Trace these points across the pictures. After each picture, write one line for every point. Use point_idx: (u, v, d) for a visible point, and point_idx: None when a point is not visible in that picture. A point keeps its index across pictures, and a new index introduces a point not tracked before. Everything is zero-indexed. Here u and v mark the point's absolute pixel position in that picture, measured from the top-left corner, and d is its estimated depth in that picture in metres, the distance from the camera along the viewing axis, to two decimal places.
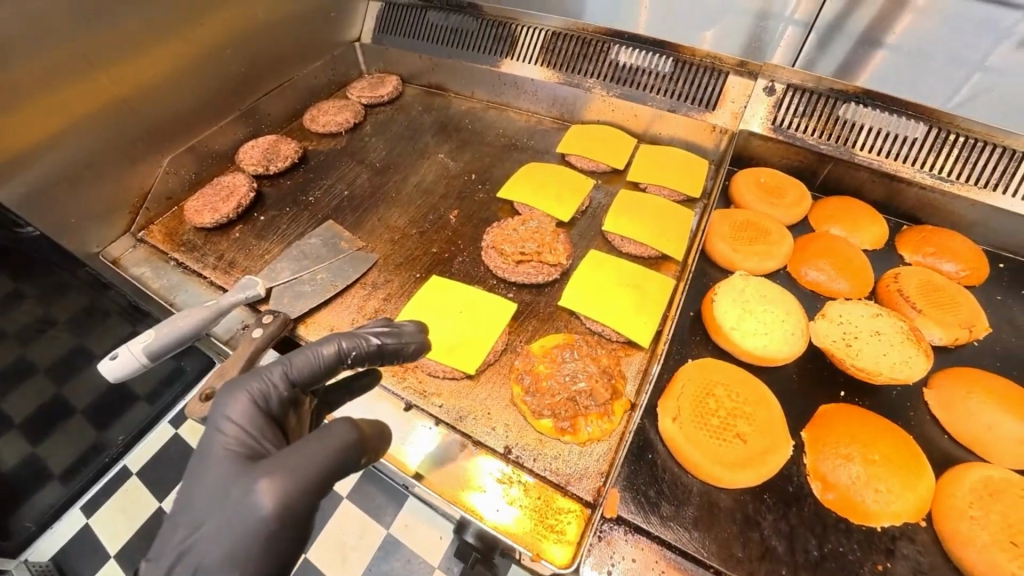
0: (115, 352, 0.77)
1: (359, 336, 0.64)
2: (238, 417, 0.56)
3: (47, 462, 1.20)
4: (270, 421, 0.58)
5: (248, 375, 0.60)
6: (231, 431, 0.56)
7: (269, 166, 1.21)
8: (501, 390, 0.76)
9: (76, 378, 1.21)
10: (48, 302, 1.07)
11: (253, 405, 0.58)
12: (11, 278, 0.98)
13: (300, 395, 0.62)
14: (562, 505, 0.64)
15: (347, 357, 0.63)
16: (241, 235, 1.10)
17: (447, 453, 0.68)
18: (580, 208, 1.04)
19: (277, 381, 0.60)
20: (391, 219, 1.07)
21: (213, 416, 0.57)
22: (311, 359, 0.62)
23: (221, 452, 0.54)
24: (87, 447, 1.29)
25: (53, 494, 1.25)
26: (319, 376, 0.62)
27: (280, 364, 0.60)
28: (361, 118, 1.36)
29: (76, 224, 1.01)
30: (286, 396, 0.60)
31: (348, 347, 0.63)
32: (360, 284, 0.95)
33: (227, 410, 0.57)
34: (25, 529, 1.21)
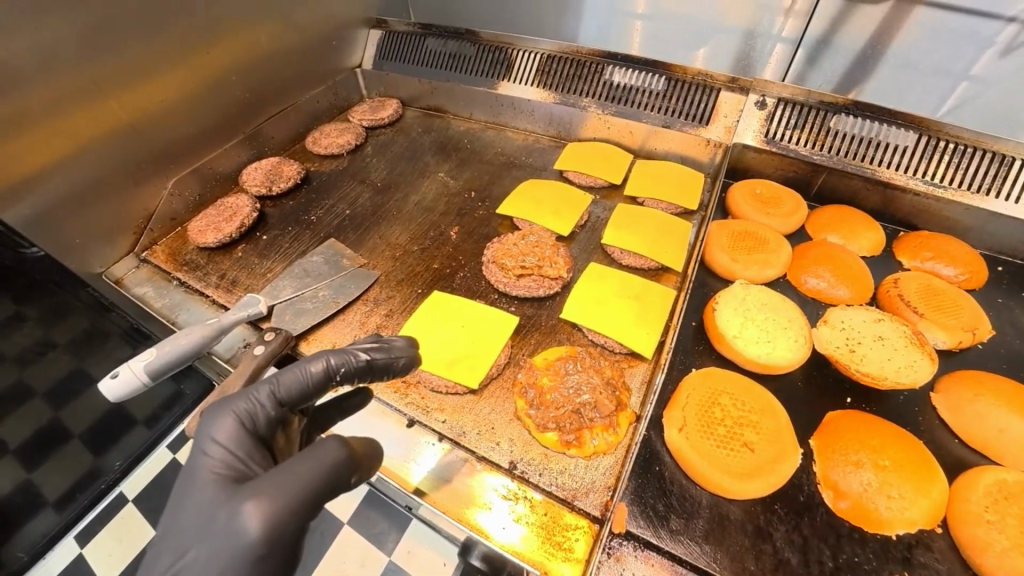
0: (115, 371, 0.77)
1: (347, 352, 0.64)
2: (226, 438, 0.56)
3: (43, 490, 1.19)
4: (257, 442, 0.58)
5: (235, 395, 0.60)
6: (217, 453, 0.55)
7: (272, 187, 1.22)
8: (504, 404, 0.75)
9: (76, 401, 1.20)
10: (48, 324, 1.04)
11: (240, 425, 0.58)
12: (13, 301, 0.96)
13: (288, 413, 0.62)
14: (568, 522, 0.63)
15: (335, 374, 0.62)
16: (243, 255, 1.11)
17: (450, 470, 0.68)
18: (579, 223, 1.05)
19: (264, 401, 0.60)
20: (393, 236, 1.08)
21: (200, 437, 0.57)
22: (299, 378, 0.61)
23: (207, 476, 0.54)
24: (84, 473, 1.28)
25: (47, 523, 1.23)
26: (307, 394, 0.62)
27: (268, 383, 0.60)
28: (362, 140, 1.39)
29: (79, 245, 1.03)
30: (273, 416, 0.60)
31: (336, 363, 0.62)
32: (361, 301, 0.95)
33: (214, 432, 0.57)
34: (18, 559, 1.19)
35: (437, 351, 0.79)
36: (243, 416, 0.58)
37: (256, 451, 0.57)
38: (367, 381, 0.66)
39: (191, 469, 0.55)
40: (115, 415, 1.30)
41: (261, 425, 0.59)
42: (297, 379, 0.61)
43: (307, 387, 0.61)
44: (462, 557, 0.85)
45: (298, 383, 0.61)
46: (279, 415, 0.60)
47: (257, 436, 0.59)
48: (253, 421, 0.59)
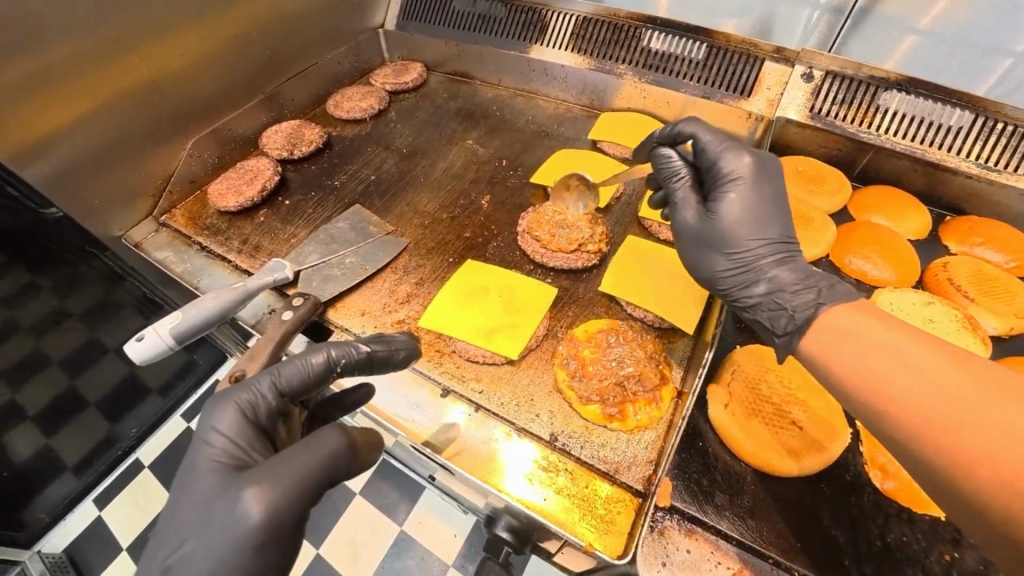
0: (142, 333, 0.76)
1: (349, 344, 0.61)
2: (225, 431, 0.54)
3: (60, 454, 1.19)
4: (258, 433, 0.55)
5: (235, 386, 0.57)
6: (218, 442, 0.53)
7: (294, 151, 1.18)
8: (544, 376, 0.73)
9: (90, 368, 1.19)
10: (63, 293, 1.05)
11: (241, 416, 0.55)
12: (27, 271, 0.97)
13: (290, 405, 0.59)
14: (609, 494, 0.61)
15: (336, 365, 0.60)
16: (265, 219, 1.08)
17: (482, 434, 0.67)
18: (615, 195, 1.01)
19: (265, 391, 0.57)
20: (421, 204, 1.05)
21: (201, 428, 0.54)
22: (301, 370, 0.58)
23: (207, 465, 0.52)
24: (99, 440, 1.28)
25: (66, 487, 1.23)
26: (308, 386, 0.59)
27: (269, 373, 0.57)
28: (386, 104, 1.34)
29: (100, 207, 1.00)
30: (274, 407, 0.57)
31: (337, 354, 0.60)
32: (391, 268, 0.92)
33: (214, 422, 0.54)
34: (40, 521, 1.20)
35: (475, 320, 0.77)
36: (242, 410, 0.55)
37: (255, 441, 0.55)
38: (368, 374, 0.63)
39: (189, 463, 0.53)
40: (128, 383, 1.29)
41: (260, 419, 0.56)
42: (298, 372, 0.58)
43: (309, 380, 0.59)
44: (486, 527, 0.84)
45: (300, 376, 0.58)
46: (278, 409, 0.57)
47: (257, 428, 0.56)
48: (253, 414, 0.56)
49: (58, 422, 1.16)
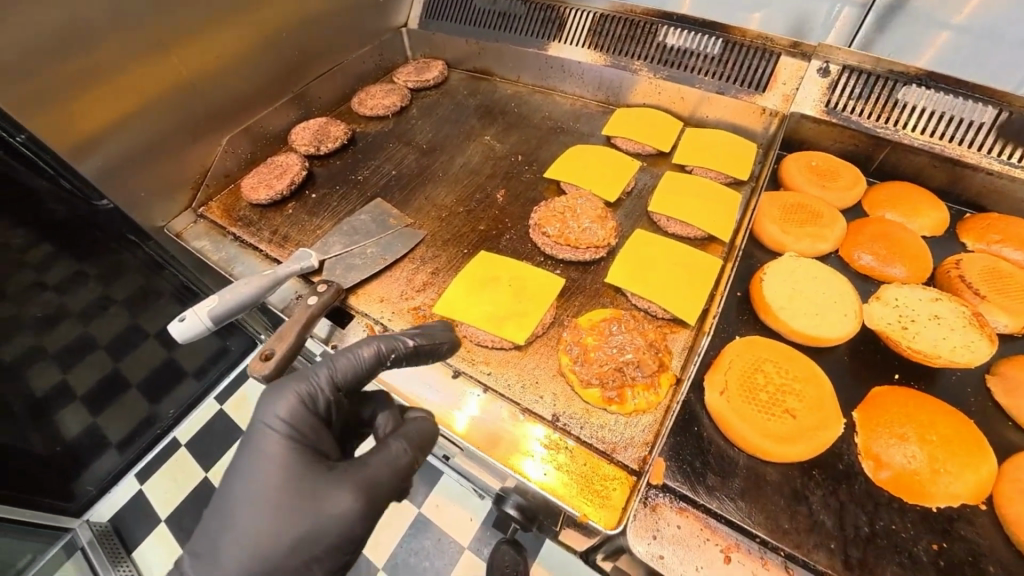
0: (183, 314, 0.83)
1: (396, 338, 0.66)
2: (293, 416, 0.59)
3: (105, 431, 1.30)
4: (317, 420, 0.60)
5: (294, 375, 0.62)
6: (279, 427, 0.58)
7: (320, 147, 1.25)
8: (548, 361, 0.77)
9: (132, 352, 1.31)
10: (108, 281, 1.17)
11: (301, 404, 0.60)
12: (77, 261, 1.09)
13: (343, 397, 0.64)
14: (607, 472, 0.65)
15: (386, 359, 0.65)
16: (294, 211, 1.15)
17: (495, 418, 0.71)
18: (625, 190, 1.04)
19: (323, 384, 0.62)
20: (438, 197, 1.10)
21: (263, 414, 0.59)
22: (354, 363, 0.64)
23: (273, 448, 0.56)
24: (139, 420, 1.39)
25: (110, 462, 1.34)
26: (358, 377, 0.64)
27: (327, 366, 0.63)
28: (407, 101, 1.39)
29: (144, 200, 1.08)
30: (331, 399, 0.62)
31: (386, 349, 0.65)
32: (408, 258, 0.97)
33: (276, 408, 0.59)
34: (87, 493, 1.31)
35: (487, 308, 0.81)
36: (303, 397, 0.60)
37: (317, 429, 0.60)
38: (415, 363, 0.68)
39: (257, 444, 0.57)
40: (166, 366, 1.41)
41: (319, 407, 0.61)
42: (351, 361, 0.64)
43: (360, 371, 0.64)
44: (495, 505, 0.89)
45: (353, 369, 0.64)
46: (335, 399, 0.63)
47: (319, 416, 0.61)
48: (312, 402, 0.61)
49: (102, 403, 1.28)
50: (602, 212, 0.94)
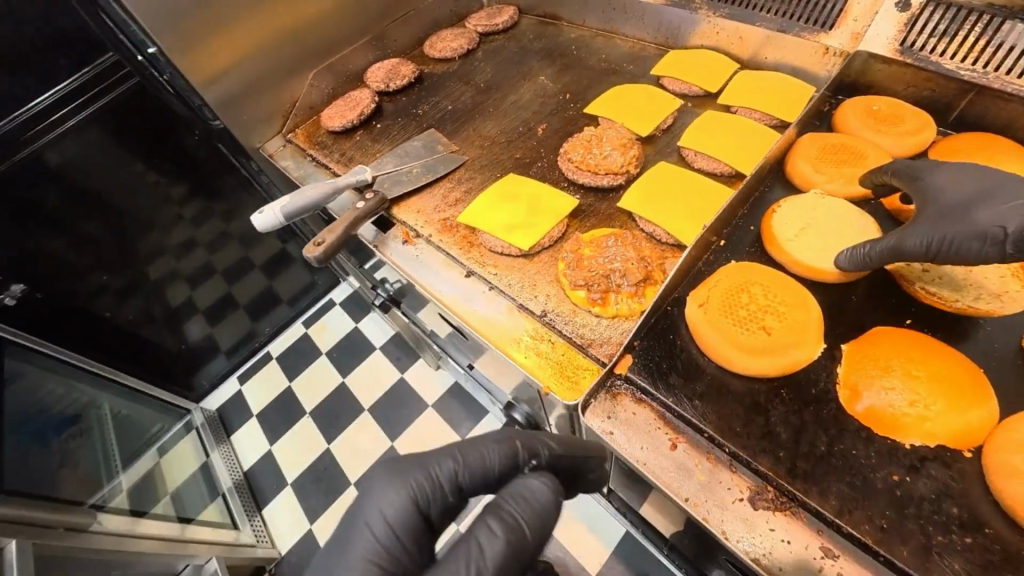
0: (263, 210, 1.00)
1: (535, 471, 0.65)
2: (406, 500, 0.61)
3: (219, 338, 1.78)
4: (423, 520, 0.61)
5: (414, 463, 0.63)
6: (389, 513, 0.60)
7: (389, 84, 1.37)
8: (548, 269, 0.83)
9: (240, 280, 1.75)
10: (227, 220, 1.59)
11: (415, 495, 0.62)
12: (209, 200, 1.51)
13: (459, 497, 0.65)
14: (580, 363, 0.72)
15: (519, 481, 0.64)
16: (360, 138, 1.29)
17: (493, 310, 0.80)
18: (661, 127, 1.06)
19: (443, 480, 0.63)
20: (485, 129, 1.18)
21: (373, 492, 0.61)
22: (473, 468, 0.64)
23: (375, 532, 0.59)
24: (244, 333, 1.85)
25: (221, 364, 1.83)
26: (474, 486, 0.64)
27: (454, 461, 0.64)
28: (475, 44, 1.47)
29: (248, 124, 1.29)
30: (446, 496, 0.63)
31: (523, 477, 0.64)
32: (447, 179, 1.07)
33: (389, 491, 0.61)
34: (203, 386, 1.81)
35: (501, 218, 0.89)
36: (420, 491, 0.61)
37: (424, 515, 0.62)
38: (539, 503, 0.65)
39: (400, 526, 0.59)
40: (265, 296, 1.85)
41: (438, 499, 0.62)
42: (477, 464, 0.64)
43: (475, 479, 0.64)
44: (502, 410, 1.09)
45: (473, 471, 0.64)
46: (450, 497, 0.63)
47: (427, 513, 0.62)
48: (426, 498, 0.62)
49: (218, 316, 1.75)
50: (627, 143, 0.97)
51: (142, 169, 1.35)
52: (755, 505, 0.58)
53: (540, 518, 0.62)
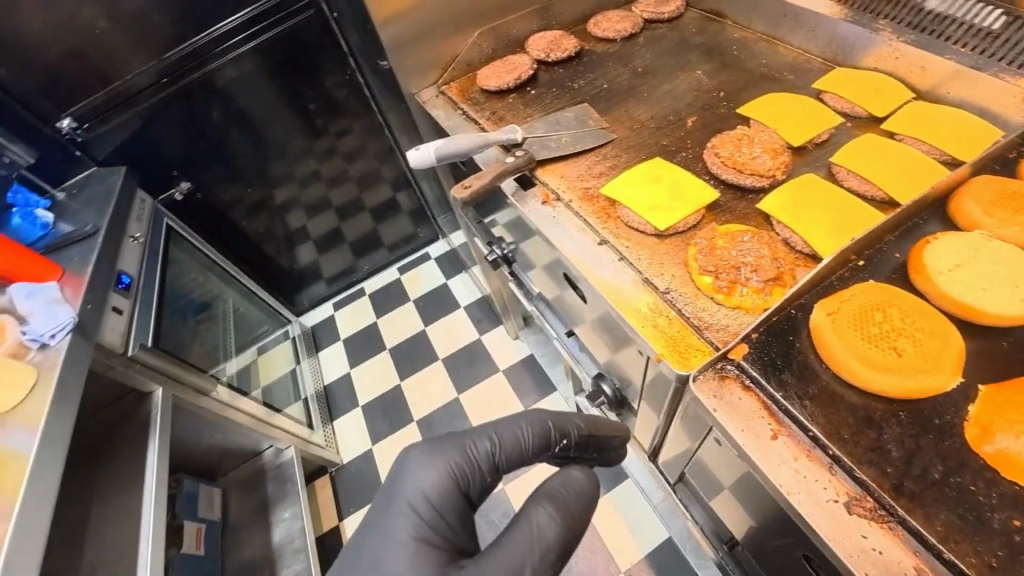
0: (418, 147, 1.09)
1: (563, 429, 0.95)
2: (458, 481, 0.83)
3: None
4: (463, 490, 0.83)
5: (453, 447, 0.85)
6: (436, 490, 0.81)
7: (549, 55, 1.45)
8: (677, 252, 0.87)
9: None
10: None
11: (456, 472, 0.83)
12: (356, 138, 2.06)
13: (497, 470, 0.87)
14: (693, 342, 0.76)
15: (551, 443, 0.92)
16: (514, 100, 1.38)
17: (620, 278, 0.86)
18: (812, 141, 1.04)
19: (481, 458, 0.86)
20: (636, 112, 1.22)
21: (419, 479, 0.81)
22: (504, 454, 0.87)
23: (427, 510, 0.79)
24: None
25: None
26: (504, 466, 0.87)
27: (490, 441, 0.87)
28: (638, 29, 1.50)
29: (408, 70, 1.45)
30: (486, 471, 0.85)
31: (554, 437, 0.93)
32: (594, 153, 1.12)
33: (435, 473, 0.82)
34: None
35: (642, 197, 0.94)
36: (460, 466, 0.84)
37: (474, 493, 0.84)
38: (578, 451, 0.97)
39: (453, 499, 0.81)
40: None
41: (484, 480, 0.85)
42: (511, 445, 0.88)
43: (507, 457, 0.87)
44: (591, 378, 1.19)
45: (507, 457, 0.87)
46: (489, 476, 0.86)
47: (472, 489, 0.85)
48: (471, 477, 0.84)
49: None
50: (778, 150, 0.98)
51: (231, 77, 2.06)
52: (850, 510, 0.59)
53: (580, 495, 0.87)
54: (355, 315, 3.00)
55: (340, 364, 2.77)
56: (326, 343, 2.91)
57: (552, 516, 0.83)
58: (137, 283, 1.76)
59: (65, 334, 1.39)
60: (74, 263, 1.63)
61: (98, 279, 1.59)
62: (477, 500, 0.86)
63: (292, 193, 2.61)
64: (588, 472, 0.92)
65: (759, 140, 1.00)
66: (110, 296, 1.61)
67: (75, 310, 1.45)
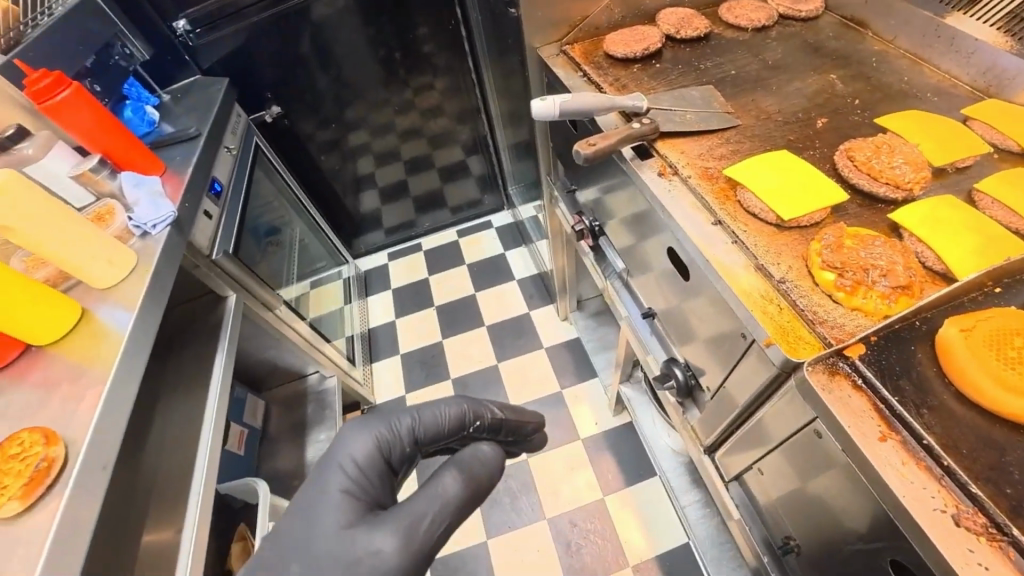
0: (543, 99, 1.10)
1: (483, 406, 1.03)
2: (377, 449, 0.93)
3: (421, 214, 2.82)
4: (380, 462, 0.92)
5: (374, 422, 0.95)
6: (351, 460, 0.90)
7: (680, 31, 1.42)
8: (797, 246, 0.85)
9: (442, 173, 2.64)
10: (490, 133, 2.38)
11: (373, 447, 0.93)
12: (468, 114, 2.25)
13: (414, 449, 0.97)
14: (804, 335, 0.74)
15: (469, 421, 1.01)
16: (638, 71, 1.36)
17: (733, 261, 0.85)
18: (954, 165, 0.98)
19: (401, 436, 0.95)
20: (763, 103, 1.19)
21: (341, 451, 0.91)
22: (422, 425, 0.97)
23: (339, 479, 0.88)
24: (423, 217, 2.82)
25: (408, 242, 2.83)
26: (421, 437, 0.97)
27: (408, 418, 0.97)
28: (771, 23, 1.45)
29: (536, 23, 1.45)
30: (402, 449, 0.95)
31: (471, 415, 1.01)
32: (717, 135, 1.11)
33: (353, 448, 0.91)
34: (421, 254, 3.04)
35: (766, 185, 0.93)
36: (381, 439, 0.94)
37: (392, 458, 0.94)
38: (496, 428, 1.05)
39: (370, 462, 0.91)
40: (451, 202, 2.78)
41: (399, 448, 0.95)
42: (429, 420, 0.98)
43: (425, 429, 0.97)
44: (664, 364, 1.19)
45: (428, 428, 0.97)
46: (406, 447, 0.96)
47: (392, 457, 0.94)
48: (392, 445, 0.94)
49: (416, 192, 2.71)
50: (920, 163, 0.93)
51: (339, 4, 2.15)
52: (958, 522, 0.57)
53: (488, 470, 0.92)
54: (410, 267, 3.07)
55: (388, 310, 2.87)
56: (378, 288, 3.01)
57: (456, 481, 0.88)
58: (227, 190, 1.85)
59: (162, 228, 1.45)
60: (178, 160, 1.71)
61: (198, 178, 1.67)
62: (398, 467, 0.96)
63: (367, 140, 2.73)
64: (497, 447, 0.96)
65: (900, 149, 0.95)
66: (205, 198, 1.69)
67: (175, 205, 1.52)
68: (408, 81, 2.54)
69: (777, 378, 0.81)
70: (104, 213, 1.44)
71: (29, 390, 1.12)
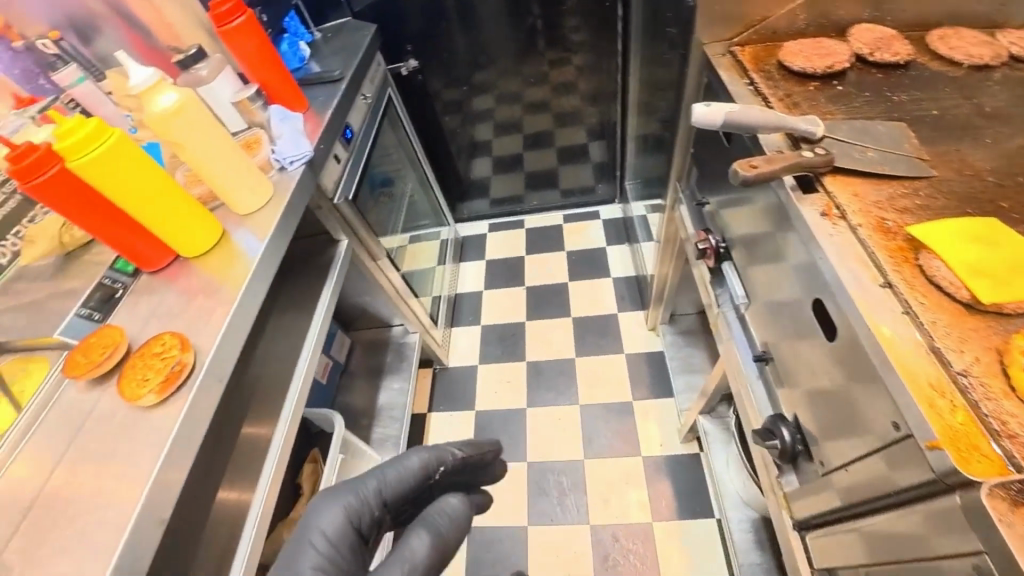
0: (706, 105, 1.00)
1: (445, 452, 1.14)
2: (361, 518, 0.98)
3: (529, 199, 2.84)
4: (353, 532, 0.97)
5: (338, 492, 1.00)
6: (327, 531, 0.94)
7: (875, 52, 1.23)
8: (990, 338, 0.71)
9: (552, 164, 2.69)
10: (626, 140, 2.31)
11: (346, 519, 0.97)
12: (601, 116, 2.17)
13: (382, 511, 1.03)
14: (983, 450, 0.61)
15: (432, 470, 1.11)
16: (815, 90, 1.19)
17: (902, 335, 0.72)
18: None
19: (368, 502, 1.01)
20: (971, 156, 0.99)
21: (314, 522, 0.95)
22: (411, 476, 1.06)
23: (320, 544, 0.92)
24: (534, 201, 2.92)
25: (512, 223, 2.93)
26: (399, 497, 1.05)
27: (372, 481, 1.02)
28: (999, 61, 1.19)
29: (708, 18, 1.32)
30: (373, 515, 1.01)
31: (433, 463, 1.11)
32: (903, 183, 0.94)
33: (323, 520, 0.95)
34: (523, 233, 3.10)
35: (962, 257, 0.78)
36: (352, 507, 0.98)
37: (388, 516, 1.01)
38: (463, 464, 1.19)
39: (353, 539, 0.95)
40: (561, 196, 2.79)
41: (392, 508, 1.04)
42: (393, 479, 1.05)
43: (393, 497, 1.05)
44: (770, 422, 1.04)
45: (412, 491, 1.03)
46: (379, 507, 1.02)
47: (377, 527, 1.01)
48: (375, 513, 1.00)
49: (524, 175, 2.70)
50: None
51: None
52: None
53: (457, 526, 1.07)
54: (508, 243, 3.12)
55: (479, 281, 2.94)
56: (474, 257, 3.08)
57: (425, 541, 1.00)
58: (358, 137, 1.91)
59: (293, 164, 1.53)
60: (320, 100, 1.79)
61: (336, 122, 1.75)
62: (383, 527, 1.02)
63: (491, 109, 2.73)
64: (462, 496, 1.12)
65: None
66: (338, 142, 1.76)
67: (314, 144, 1.60)
68: (544, 55, 2.48)
69: (930, 487, 0.67)
70: (255, 144, 1.57)
71: (174, 293, 1.26)
